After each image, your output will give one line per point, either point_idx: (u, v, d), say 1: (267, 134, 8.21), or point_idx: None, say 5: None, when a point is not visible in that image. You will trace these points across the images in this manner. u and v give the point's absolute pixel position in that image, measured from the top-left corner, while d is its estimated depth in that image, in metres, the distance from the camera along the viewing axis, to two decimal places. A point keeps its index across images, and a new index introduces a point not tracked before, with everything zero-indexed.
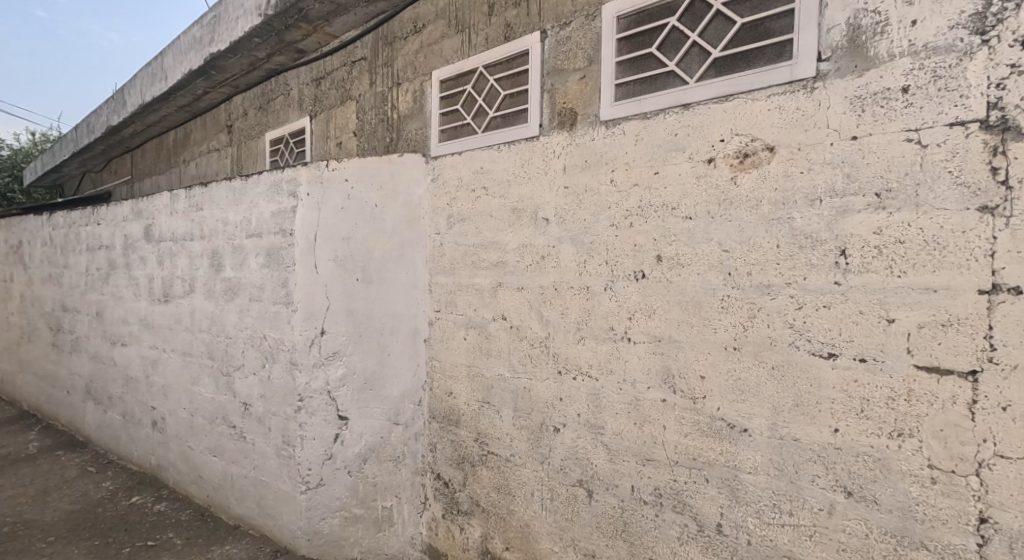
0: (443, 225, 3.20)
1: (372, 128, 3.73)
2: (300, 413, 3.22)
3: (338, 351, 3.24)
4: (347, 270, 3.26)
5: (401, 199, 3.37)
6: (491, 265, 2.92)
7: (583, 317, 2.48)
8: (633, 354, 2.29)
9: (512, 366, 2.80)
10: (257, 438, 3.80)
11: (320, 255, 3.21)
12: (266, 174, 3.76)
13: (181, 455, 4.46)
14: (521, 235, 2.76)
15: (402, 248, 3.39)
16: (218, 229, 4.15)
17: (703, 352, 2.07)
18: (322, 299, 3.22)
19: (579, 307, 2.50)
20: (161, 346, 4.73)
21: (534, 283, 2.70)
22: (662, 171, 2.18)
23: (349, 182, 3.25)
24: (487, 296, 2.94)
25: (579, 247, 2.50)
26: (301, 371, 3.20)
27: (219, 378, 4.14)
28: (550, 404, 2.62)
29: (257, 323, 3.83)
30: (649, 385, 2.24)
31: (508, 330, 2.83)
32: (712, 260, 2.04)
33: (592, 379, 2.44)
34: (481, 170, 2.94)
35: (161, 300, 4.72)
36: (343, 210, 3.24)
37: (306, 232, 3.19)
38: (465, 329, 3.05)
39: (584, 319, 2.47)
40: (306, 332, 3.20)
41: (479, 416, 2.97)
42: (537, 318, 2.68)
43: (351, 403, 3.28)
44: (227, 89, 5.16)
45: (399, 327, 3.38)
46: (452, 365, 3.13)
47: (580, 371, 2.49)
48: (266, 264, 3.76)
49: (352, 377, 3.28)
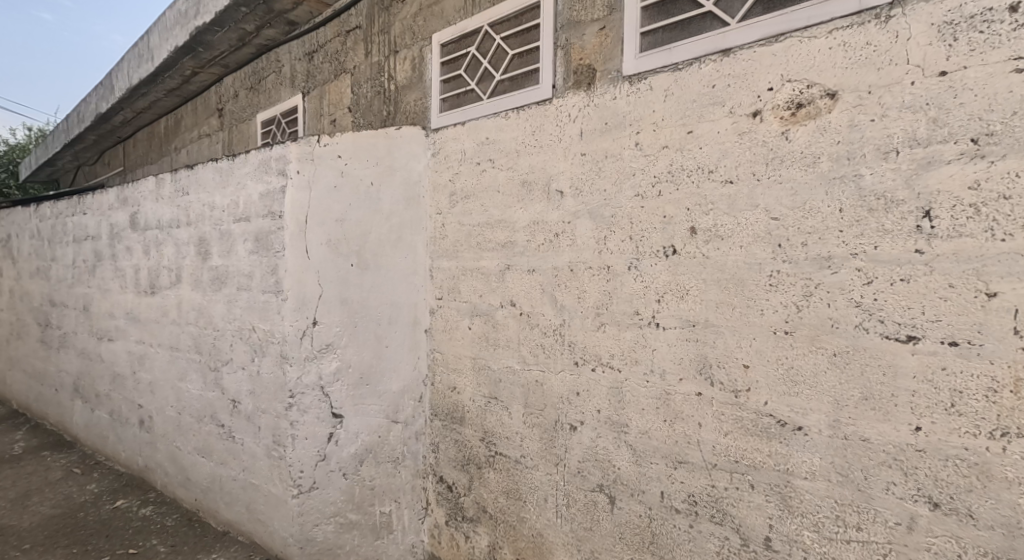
0: (445, 203, 2.91)
1: (368, 102, 3.45)
2: (292, 410, 2.93)
3: (332, 343, 2.96)
4: (341, 255, 2.98)
5: (398, 176, 3.09)
6: (499, 246, 2.63)
7: (603, 299, 2.19)
8: (663, 341, 2.00)
9: (523, 358, 2.51)
10: (246, 437, 3.53)
11: (312, 239, 2.92)
12: (254, 152, 3.49)
13: (169, 456, 4.20)
14: (532, 211, 2.48)
15: (400, 230, 3.12)
16: (205, 215, 3.87)
17: (748, 337, 1.78)
18: (315, 287, 2.93)
19: (597, 289, 2.21)
20: (147, 340, 4.46)
21: (547, 264, 2.41)
22: (697, 129, 1.89)
23: (342, 158, 2.96)
24: (494, 280, 2.65)
25: (597, 222, 2.22)
26: (292, 365, 2.90)
27: (207, 374, 3.87)
28: (566, 400, 2.33)
29: (246, 314, 3.55)
30: (681, 376, 1.95)
31: (517, 317, 2.54)
32: (757, 230, 1.76)
33: (613, 371, 2.15)
34: (487, 140, 2.66)
35: (148, 292, 4.45)
36: (336, 189, 2.96)
37: (296, 214, 2.90)
38: (470, 318, 2.77)
39: (605, 301, 2.19)
40: (297, 322, 2.90)
41: (486, 413, 2.69)
42: (550, 302, 2.40)
43: (347, 400, 3.00)
44: (216, 70, 4.88)
45: (398, 317, 3.12)
46: (455, 357, 2.86)
47: (600, 361, 2.20)
48: (254, 250, 3.48)
49: (347, 371, 3.00)
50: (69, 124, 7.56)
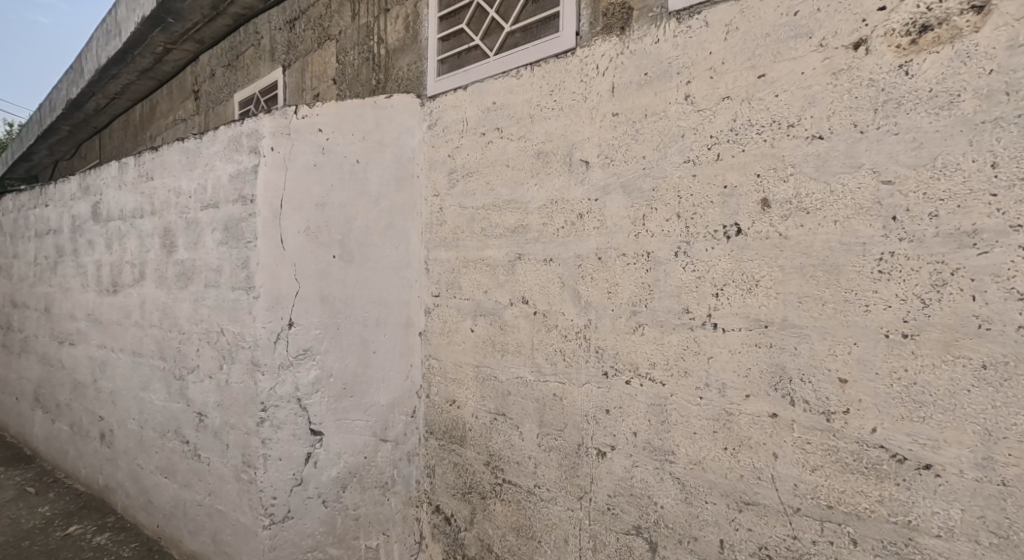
0: (443, 183, 2.52)
1: (355, 72, 3.02)
2: (263, 425, 2.42)
3: (311, 349, 2.50)
4: (322, 246, 2.53)
5: (388, 153, 2.66)
6: (508, 232, 2.22)
7: (638, 293, 1.77)
8: (723, 347, 1.56)
9: (537, 366, 2.08)
10: (212, 456, 3.06)
11: (288, 227, 2.46)
12: (222, 128, 3.03)
13: (130, 475, 3.73)
14: (550, 188, 2.05)
15: (391, 216, 2.68)
16: (170, 202, 3.42)
17: (846, 342, 1.36)
18: (292, 284, 2.46)
19: (631, 281, 1.79)
20: (109, 345, 4.00)
21: (568, 252, 1.98)
22: (771, 71, 1.47)
23: (324, 133, 2.52)
24: (502, 273, 2.23)
25: (632, 198, 1.79)
26: (264, 374, 2.41)
27: (171, 383, 3.41)
28: (591, 418, 1.90)
29: (213, 314, 3.10)
30: (746, 392, 1.51)
31: (530, 316, 2.11)
32: (861, 199, 1.34)
33: (653, 382, 1.72)
34: (493, 106, 2.26)
35: (110, 291, 3.99)
36: (315, 167, 2.51)
37: (269, 197, 2.42)
38: (473, 317, 2.34)
39: (641, 294, 1.76)
40: (271, 324, 2.41)
41: (492, 432, 2.26)
42: (571, 297, 1.97)
43: (328, 415, 2.55)
44: (190, 47, 4.45)
45: (388, 318, 2.67)
46: (455, 365, 2.42)
47: (637, 371, 1.76)
48: (223, 241, 3.03)
49: (328, 382, 2.54)
50: (41, 114, 7.08)
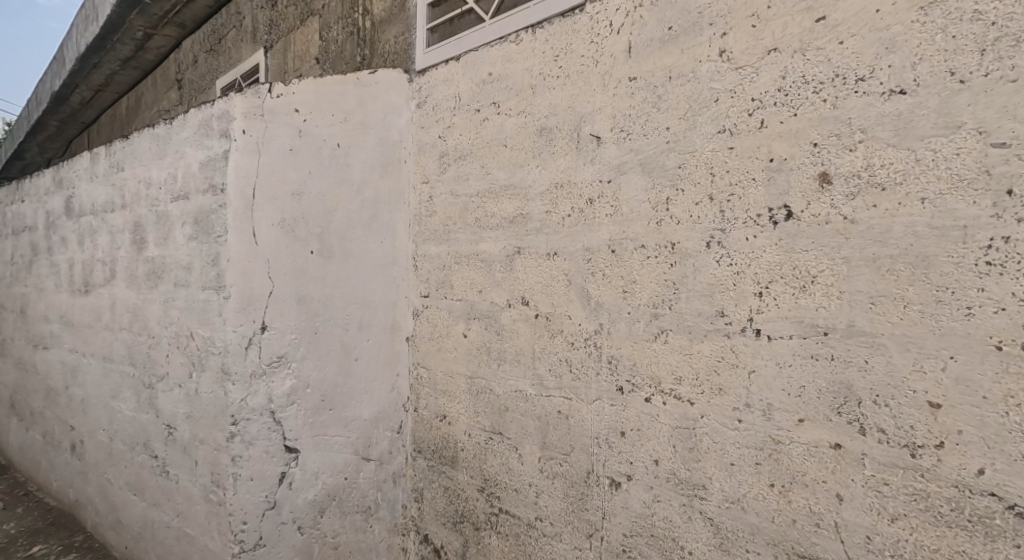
0: (433, 169, 2.23)
1: (339, 49, 2.75)
2: (235, 440, 2.12)
3: (286, 356, 2.20)
4: (298, 240, 2.23)
5: (373, 136, 2.36)
6: (506, 222, 1.92)
7: (659, 291, 1.47)
8: (769, 359, 1.26)
9: (539, 378, 1.79)
10: (181, 473, 2.77)
11: (261, 219, 2.15)
12: (193, 111, 2.74)
13: (100, 491, 3.44)
14: (554, 169, 1.76)
15: (375, 206, 2.38)
16: (140, 194, 3.13)
17: (939, 356, 1.06)
18: (266, 284, 2.16)
19: (651, 278, 1.50)
20: (80, 349, 3.71)
21: (576, 245, 1.69)
22: (834, 13, 1.18)
23: (301, 113, 2.23)
24: (499, 270, 1.94)
25: (652, 178, 1.49)
26: (235, 384, 2.11)
27: (140, 392, 3.12)
28: (603, 442, 1.60)
29: (183, 317, 2.81)
30: (800, 417, 1.22)
31: (531, 320, 1.82)
32: (959, 170, 1.04)
33: (678, 399, 1.43)
34: (489, 78, 1.97)
35: (82, 291, 3.70)
36: (291, 151, 2.21)
37: (241, 185, 2.12)
38: (466, 321, 2.05)
39: (664, 293, 1.46)
40: (241, 328, 2.11)
41: (488, 454, 1.97)
42: (579, 297, 1.68)
43: (305, 430, 2.24)
44: (172, 32, 4.17)
45: (371, 321, 2.38)
46: (446, 374, 2.13)
47: (657, 385, 1.47)
48: (193, 236, 2.75)
49: (305, 393, 2.24)
50: (28, 108, 6.82)
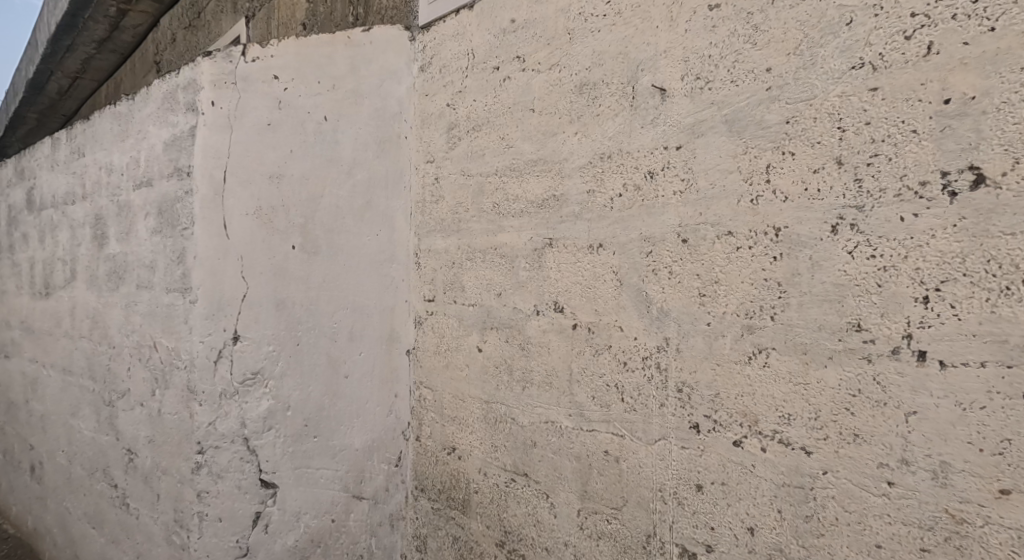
0: (440, 145, 1.83)
1: (329, 11, 2.37)
2: (201, 473, 1.72)
3: (262, 374, 1.79)
4: (277, 233, 1.82)
5: (366, 108, 1.95)
6: (532, 206, 1.52)
7: (755, 295, 1.08)
8: (943, 395, 0.87)
9: (578, 408, 1.40)
10: (142, 508, 2.36)
11: (233, 207, 1.76)
12: (156, 82, 2.33)
13: (58, 521, 3.03)
14: (599, 137, 1.37)
15: (369, 191, 1.96)
16: (102, 182, 2.73)
17: None
18: (238, 286, 1.76)
19: (741, 278, 1.10)
20: (40, 359, 3.29)
21: (629, 234, 1.29)
22: None
23: (281, 80, 1.83)
24: (523, 268, 1.54)
25: (743, 141, 1.10)
26: (202, 405, 1.71)
27: (101, 411, 2.71)
28: (669, 498, 1.21)
29: (145, 325, 2.41)
30: (1003, 488, 0.83)
31: (567, 331, 1.43)
32: None
33: (786, 446, 1.03)
34: (512, 26, 1.59)
35: (42, 294, 3.28)
36: (269, 126, 1.81)
37: (208, 166, 1.73)
38: (481, 331, 1.66)
39: (761, 299, 1.07)
40: (209, 339, 1.72)
41: (509, 500, 1.58)
42: (634, 303, 1.28)
43: (284, 462, 1.84)
44: (148, 7, 3.78)
45: (364, 330, 1.96)
46: (458, 396, 1.74)
47: (752, 425, 1.08)
48: (156, 229, 2.34)
49: (286, 419, 1.84)
50: None
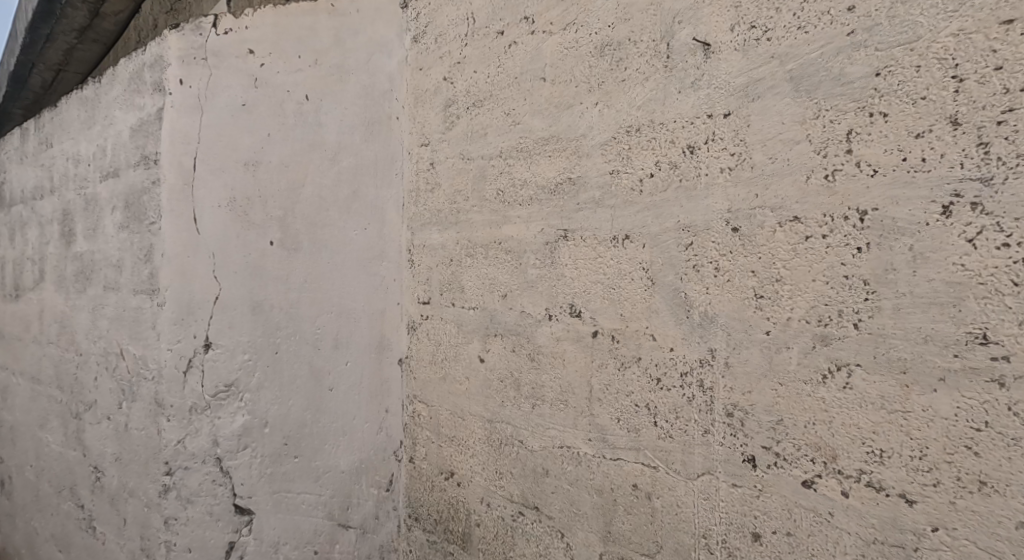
0: (436, 125, 1.60)
1: None
2: (169, 497, 1.50)
3: (236, 388, 1.56)
4: (252, 226, 1.58)
5: (352, 84, 1.70)
6: (544, 192, 1.29)
7: (832, 297, 0.85)
8: None
9: (601, 431, 1.17)
10: (109, 532, 2.14)
11: (204, 199, 1.53)
12: (123, 60, 2.10)
13: (27, 541, 2.80)
14: (625, 107, 1.14)
15: (355, 178, 1.71)
16: (69, 174, 2.50)
17: None
18: (209, 286, 1.53)
19: (812, 275, 0.87)
20: (9, 366, 3.06)
21: (663, 223, 1.07)
22: None
23: (257, 55, 1.59)
24: (532, 265, 1.31)
25: (816, 101, 0.87)
26: (168, 421, 1.49)
27: (67, 423, 2.47)
28: (716, 547, 0.98)
29: (112, 329, 2.17)
30: None
31: (585, 340, 1.20)
32: None
33: (877, 491, 0.81)
34: None
35: (11, 296, 3.05)
36: (244, 107, 1.58)
37: (175, 153, 1.49)
38: (483, 339, 1.43)
39: (841, 300, 0.84)
40: (178, 347, 1.49)
41: (517, 536, 1.35)
42: (670, 307, 1.06)
43: (261, 485, 1.61)
44: None
45: (350, 336, 1.71)
46: (456, 413, 1.51)
47: (829, 462, 0.86)
48: (123, 224, 2.11)
49: (264, 438, 1.60)
50: None
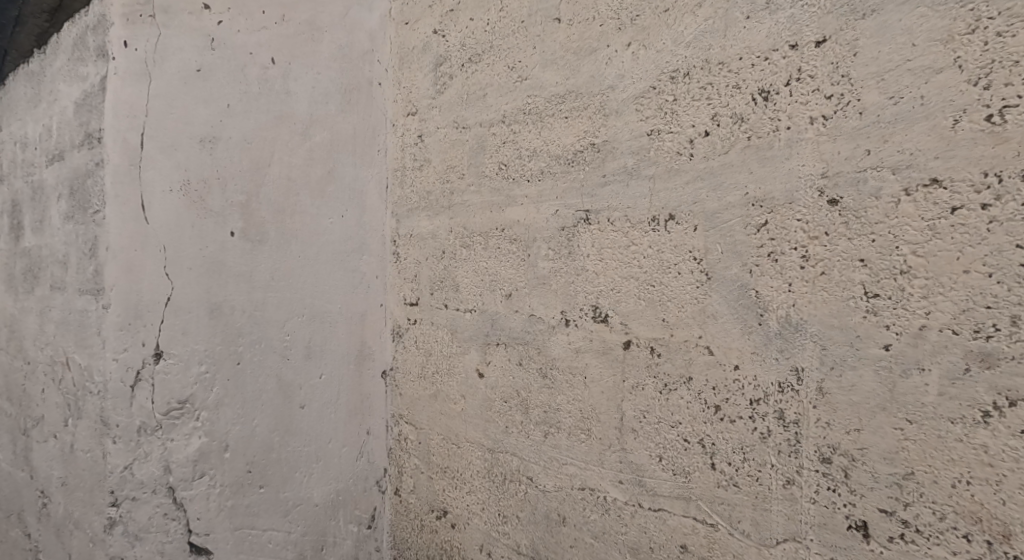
0: (424, 89, 1.32)
1: None
2: (114, 534, 1.13)
3: (194, 410, 1.19)
4: (211, 214, 1.21)
5: (326, 41, 1.37)
6: (559, 164, 1.01)
7: (999, 295, 0.58)
8: None
9: (635, 473, 0.89)
10: None
11: (153, 181, 1.14)
12: None
13: None
14: (669, 45, 0.86)
15: (331, 154, 1.38)
16: None
17: None
18: (159, 285, 1.15)
19: (962, 264, 0.60)
20: None
21: (723, 198, 0.79)
22: None
23: (215, 8, 1.22)
24: (544, 256, 1.03)
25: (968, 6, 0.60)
26: (120, 442, 1.11)
27: None
28: None
29: None
30: None
31: (614, 353, 0.92)
32: None
33: None
34: None
35: None
36: (200, 72, 1.20)
37: (115, 124, 1.10)
38: (483, 349, 1.15)
39: (1017, 299, 0.57)
40: (126, 356, 1.11)
41: None
42: (733, 311, 0.78)
43: (222, 519, 1.25)
44: None
45: (325, 347, 1.38)
46: (449, 439, 1.23)
47: (1001, 545, 0.58)
48: None
49: (227, 471, 1.24)
50: None
